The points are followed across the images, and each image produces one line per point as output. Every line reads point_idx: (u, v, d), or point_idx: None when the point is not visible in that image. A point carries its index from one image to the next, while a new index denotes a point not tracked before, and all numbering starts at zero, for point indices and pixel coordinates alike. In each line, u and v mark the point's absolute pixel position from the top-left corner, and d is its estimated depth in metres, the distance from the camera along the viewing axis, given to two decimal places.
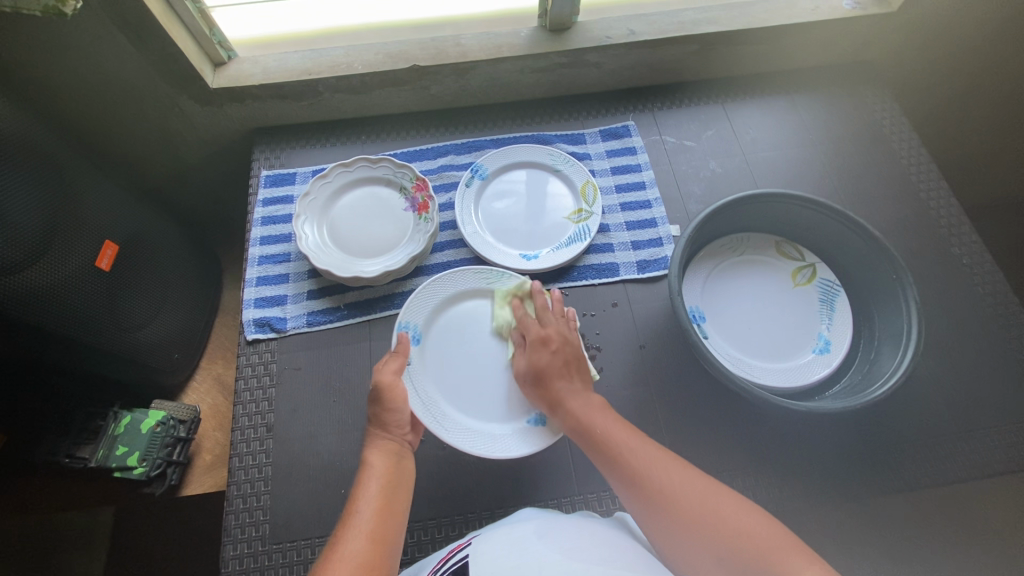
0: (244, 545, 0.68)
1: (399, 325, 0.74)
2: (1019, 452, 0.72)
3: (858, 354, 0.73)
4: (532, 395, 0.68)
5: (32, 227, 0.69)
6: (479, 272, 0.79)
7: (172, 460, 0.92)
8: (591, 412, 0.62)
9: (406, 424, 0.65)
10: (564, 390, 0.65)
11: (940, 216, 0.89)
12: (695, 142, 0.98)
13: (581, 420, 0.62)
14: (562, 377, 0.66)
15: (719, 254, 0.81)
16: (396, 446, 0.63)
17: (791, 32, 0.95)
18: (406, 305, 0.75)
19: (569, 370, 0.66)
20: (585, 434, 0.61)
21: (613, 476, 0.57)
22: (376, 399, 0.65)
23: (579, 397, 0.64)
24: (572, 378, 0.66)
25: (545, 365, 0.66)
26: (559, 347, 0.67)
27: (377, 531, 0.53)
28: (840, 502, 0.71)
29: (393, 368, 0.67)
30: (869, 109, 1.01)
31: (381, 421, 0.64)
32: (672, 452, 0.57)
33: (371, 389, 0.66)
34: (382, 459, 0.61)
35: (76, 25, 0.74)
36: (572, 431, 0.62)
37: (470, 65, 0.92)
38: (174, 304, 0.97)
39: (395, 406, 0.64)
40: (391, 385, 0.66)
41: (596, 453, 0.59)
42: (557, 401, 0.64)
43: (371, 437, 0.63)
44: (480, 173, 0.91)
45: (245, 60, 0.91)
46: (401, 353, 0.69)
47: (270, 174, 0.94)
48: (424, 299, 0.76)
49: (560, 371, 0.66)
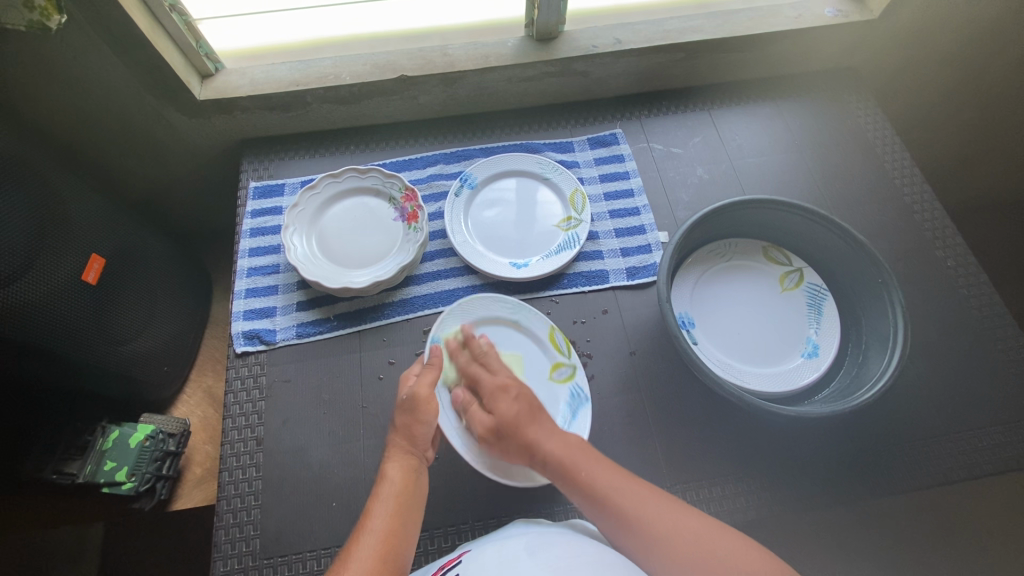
0: (234, 561, 0.68)
1: (432, 338, 0.73)
2: (1006, 451, 0.73)
3: (847, 357, 0.73)
4: (504, 448, 0.64)
5: (21, 242, 0.69)
6: (503, 301, 0.78)
7: (161, 475, 0.92)
8: (572, 452, 0.61)
9: (430, 439, 0.65)
10: (537, 434, 0.62)
11: (924, 218, 0.90)
12: (682, 149, 0.99)
13: (565, 465, 0.60)
14: (531, 422, 0.63)
15: (708, 261, 0.81)
16: (417, 462, 0.63)
17: (774, 40, 0.96)
18: (438, 320, 0.75)
19: (535, 412, 0.65)
20: (569, 478, 0.59)
21: (591, 509, 0.58)
22: (409, 410, 0.64)
23: (553, 438, 0.62)
24: (541, 421, 0.64)
25: (511, 412, 0.64)
26: (518, 391, 0.66)
27: (388, 550, 0.54)
28: (830, 505, 0.71)
29: (429, 381, 0.66)
30: (854, 115, 1.02)
31: (409, 433, 0.64)
32: (659, 490, 0.58)
33: (404, 400, 0.65)
34: (399, 475, 0.61)
35: (62, 40, 0.74)
36: (557, 477, 0.60)
37: (458, 76, 0.93)
38: (163, 317, 0.96)
39: (426, 419, 0.64)
40: (427, 397, 0.65)
41: (578, 493, 0.59)
42: (535, 448, 0.62)
43: (393, 449, 0.63)
44: (469, 182, 0.92)
45: (232, 72, 0.91)
46: (434, 365, 0.68)
47: (259, 186, 0.94)
48: (456, 317, 0.76)
49: (528, 416, 0.64)
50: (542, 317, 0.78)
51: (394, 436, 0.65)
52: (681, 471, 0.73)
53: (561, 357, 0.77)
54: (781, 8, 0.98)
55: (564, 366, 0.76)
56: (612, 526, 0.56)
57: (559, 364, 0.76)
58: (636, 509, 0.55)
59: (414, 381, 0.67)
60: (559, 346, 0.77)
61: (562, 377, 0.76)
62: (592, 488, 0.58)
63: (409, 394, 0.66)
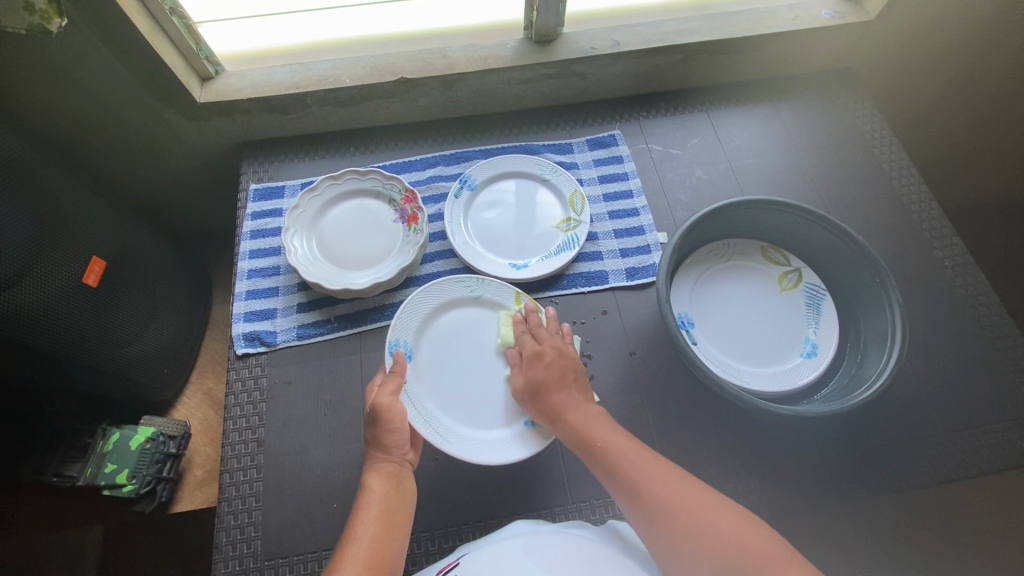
0: (235, 563, 0.68)
1: (390, 344, 0.73)
2: (1004, 450, 0.73)
3: (846, 356, 0.74)
4: (531, 409, 0.67)
5: (24, 245, 0.69)
6: (461, 281, 0.79)
7: (161, 477, 0.92)
8: (591, 423, 0.62)
9: (406, 443, 0.66)
10: (562, 402, 0.64)
11: (922, 218, 0.91)
12: (680, 150, 0.99)
13: (578, 433, 0.62)
14: (557, 390, 0.65)
15: (706, 261, 0.82)
16: (395, 467, 0.63)
17: (771, 41, 0.97)
18: (393, 322, 0.74)
19: (566, 381, 0.66)
20: (583, 444, 0.61)
21: (613, 486, 0.57)
22: (375, 421, 0.64)
23: (577, 409, 0.63)
24: (568, 390, 0.65)
25: (541, 378, 0.66)
26: (553, 359, 0.67)
27: (374, 558, 0.54)
28: (829, 503, 0.71)
29: (390, 390, 0.66)
30: (853, 116, 1.02)
31: (380, 442, 0.64)
32: (674, 465, 0.57)
33: (368, 413, 0.65)
34: (380, 484, 0.61)
35: (64, 43, 0.74)
36: (571, 442, 0.62)
37: (458, 78, 0.93)
38: (163, 318, 0.96)
39: (396, 426, 0.65)
40: (390, 405, 0.65)
41: (595, 462, 0.59)
42: (558, 413, 0.64)
43: (369, 460, 0.64)
44: (469, 183, 0.92)
45: (232, 75, 0.92)
46: (396, 373, 0.68)
47: (259, 188, 0.94)
48: (413, 312, 0.76)
49: (556, 385, 0.65)
50: (506, 286, 0.79)
51: (369, 449, 0.65)
52: (682, 471, 0.73)
53: None
54: (778, 10, 0.98)
55: None
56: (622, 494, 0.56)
57: None
58: (654, 490, 0.54)
59: (376, 392, 0.67)
60: None
61: None
62: (607, 453, 0.59)
63: (373, 405, 0.66)
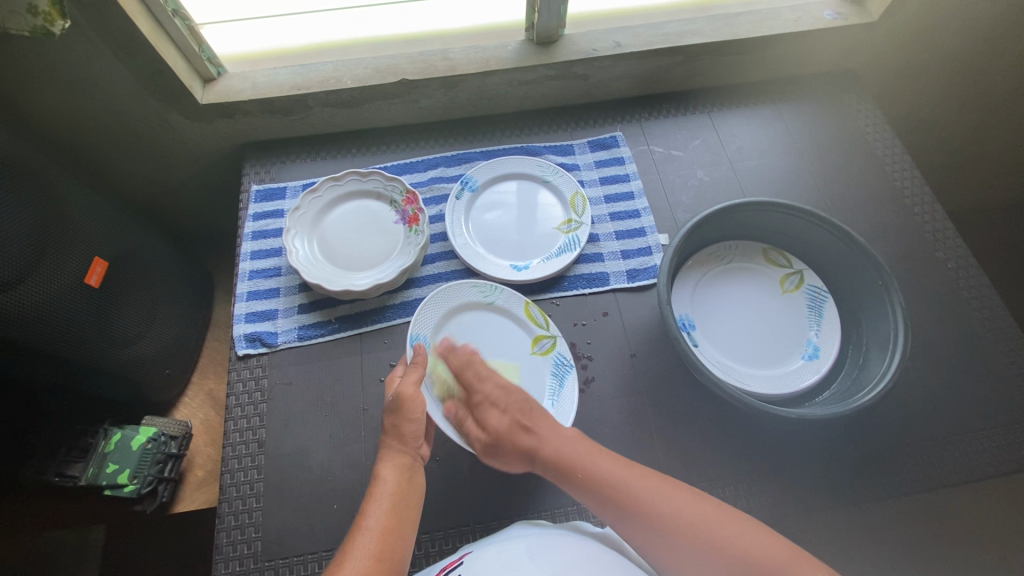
0: (236, 563, 0.68)
1: (411, 337, 0.73)
2: (1006, 454, 0.73)
3: (848, 359, 0.73)
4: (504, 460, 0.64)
5: (25, 245, 0.69)
6: (476, 284, 0.79)
7: (163, 477, 0.92)
8: (565, 448, 0.61)
9: (422, 436, 0.65)
10: (531, 440, 0.62)
11: (925, 221, 0.91)
12: (682, 151, 0.99)
13: (563, 467, 0.60)
14: (523, 431, 0.63)
15: (708, 263, 0.82)
16: (409, 460, 0.63)
17: (774, 42, 0.97)
18: (415, 317, 0.74)
19: (525, 418, 0.64)
20: (565, 475, 0.60)
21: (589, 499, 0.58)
22: (395, 410, 0.64)
23: (548, 440, 0.62)
24: (533, 428, 0.63)
25: (501, 423, 0.64)
26: (507, 402, 0.66)
27: (382, 550, 0.54)
28: (831, 507, 0.71)
29: (414, 381, 0.66)
30: (854, 118, 1.02)
31: (398, 433, 0.64)
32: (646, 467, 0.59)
33: (390, 401, 0.65)
34: (393, 475, 0.61)
35: (68, 45, 0.74)
36: (555, 475, 0.61)
37: (459, 79, 0.93)
38: (164, 318, 0.96)
39: (415, 417, 0.64)
40: (413, 396, 0.65)
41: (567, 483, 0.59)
42: (532, 452, 0.62)
43: (385, 449, 0.64)
44: (470, 185, 0.92)
45: (234, 76, 0.92)
46: (419, 364, 0.67)
47: (260, 189, 0.94)
48: (431, 311, 0.76)
49: (518, 425, 0.64)
50: (517, 294, 0.80)
51: (385, 437, 0.65)
52: (682, 473, 0.73)
53: (542, 330, 0.79)
54: (780, 11, 0.98)
55: (545, 339, 0.78)
56: (599, 503, 0.57)
57: (539, 338, 0.79)
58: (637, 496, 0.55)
59: (399, 382, 0.66)
60: (537, 320, 0.79)
61: (544, 350, 0.78)
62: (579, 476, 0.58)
63: (396, 394, 0.66)
